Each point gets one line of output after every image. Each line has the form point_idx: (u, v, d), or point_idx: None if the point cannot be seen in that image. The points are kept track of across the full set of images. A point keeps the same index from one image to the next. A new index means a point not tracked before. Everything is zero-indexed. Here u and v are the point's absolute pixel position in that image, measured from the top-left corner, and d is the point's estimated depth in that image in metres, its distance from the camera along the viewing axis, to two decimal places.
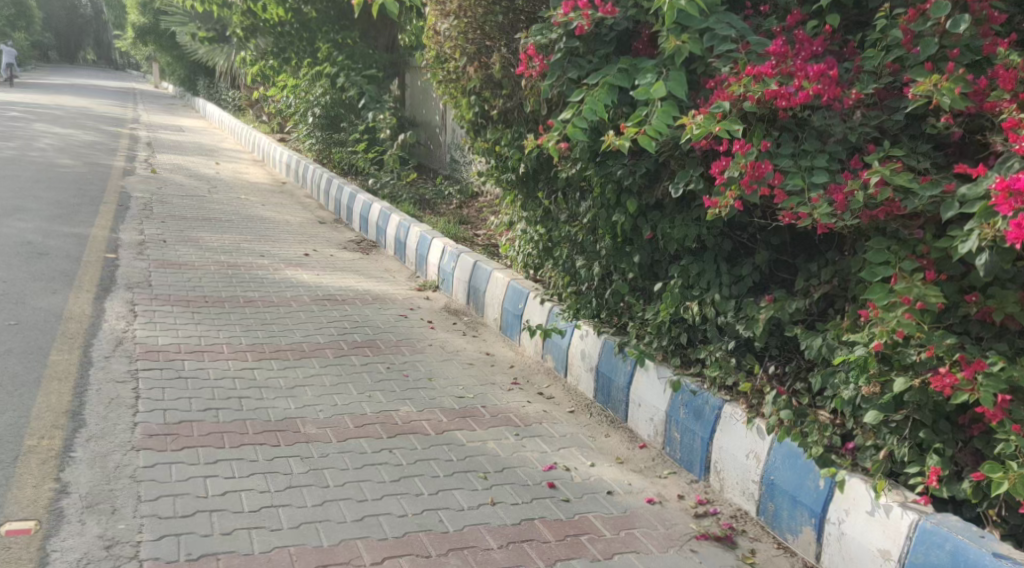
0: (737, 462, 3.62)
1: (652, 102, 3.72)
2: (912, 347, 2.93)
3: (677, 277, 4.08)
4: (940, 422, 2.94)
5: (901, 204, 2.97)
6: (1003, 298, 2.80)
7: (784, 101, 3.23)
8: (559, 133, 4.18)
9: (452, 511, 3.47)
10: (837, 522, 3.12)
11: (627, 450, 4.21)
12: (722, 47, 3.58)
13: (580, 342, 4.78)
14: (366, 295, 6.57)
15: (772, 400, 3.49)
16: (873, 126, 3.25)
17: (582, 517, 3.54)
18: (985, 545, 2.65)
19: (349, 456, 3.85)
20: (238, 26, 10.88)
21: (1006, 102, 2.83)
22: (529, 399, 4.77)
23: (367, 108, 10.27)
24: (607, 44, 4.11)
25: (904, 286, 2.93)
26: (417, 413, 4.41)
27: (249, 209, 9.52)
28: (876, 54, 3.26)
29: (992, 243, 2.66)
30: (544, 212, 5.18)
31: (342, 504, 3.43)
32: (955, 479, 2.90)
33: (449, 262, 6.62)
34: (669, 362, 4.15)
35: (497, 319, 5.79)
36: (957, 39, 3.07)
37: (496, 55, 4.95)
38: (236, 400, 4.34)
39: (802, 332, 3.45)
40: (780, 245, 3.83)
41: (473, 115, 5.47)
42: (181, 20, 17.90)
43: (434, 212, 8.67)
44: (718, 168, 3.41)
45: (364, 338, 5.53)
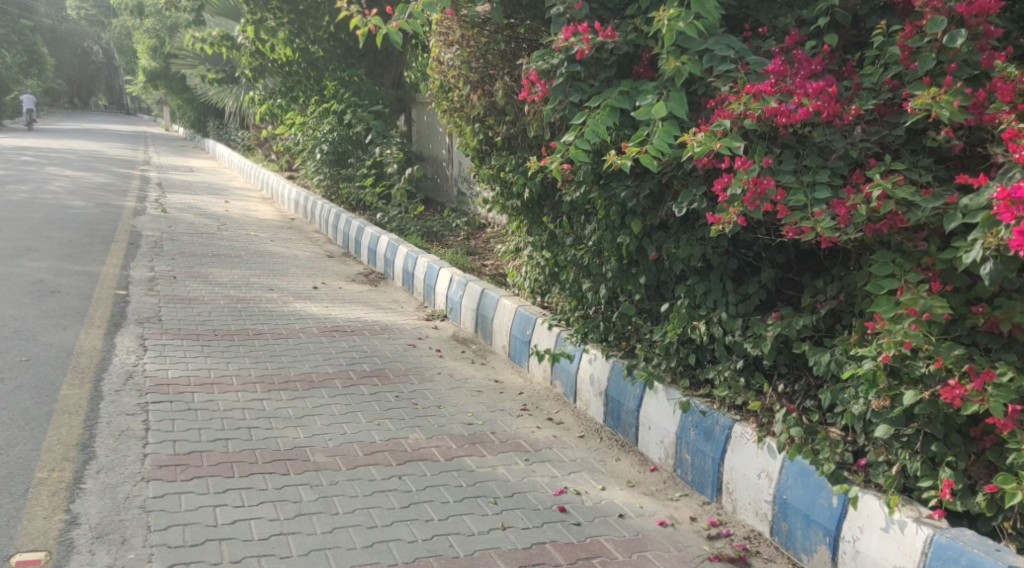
0: (749, 483, 3.59)
1: (654, 122, 3.76)
2: (920, 359, 2.92)
3: (683, 298, 4.08)
4: (953, 435, 2.92)
5: (904, 216, 2.99)
6: (1010, 309, 2.79)
7: (784, 118, 3.26)
8: (562, 156, 4.22)
9: (462, 536, 3.45)
10: (851, 540, 3.08)
11: (638, 473, 4.19)
12: (721, 67, 3.64)
13: (589, 366, 4.77)
14: (374, 325, 6.59)
15: (782, 418, 3.47)
16: (874, 141, 3.29)
17: (593, 540, 3.51)
18: (1002, 558, 2.62)
19: (358, 484, 3.84)
20: (246, 65, 11.04)
21: (1004, 113, 2.85)
22: (539, 424, 4.75)
23: (374, 143, 10.36)
24: (608, 68, 4.15)
25: (910, 297, 2.93)
26: (427, 440, 4.40)
27: (258, 244, 9.59)
28: (875, 72, 3.33)
29: (996, 253, 2.66)
30: (550, 237, 5.20)
31: (352, 531, 3.41)
32: (969, 492, 2.87)
33: (456, 291, 6.64)
34: (678, 383, 4.14)
35: (505, 347, 5.79)
36: (955, 54, 3.08)
37: (500, 83, 5.01)
38: (246, 430, 4.34)
39: (810, 349, 3.44)
40: (785, 264, 3.85)
41: (478, 142, 5.52)
42: (189, 61, 18.14)
43: (441, 244, 8.71)
44: (721, 186, 3.42)
45: (372, 367, 5.53)
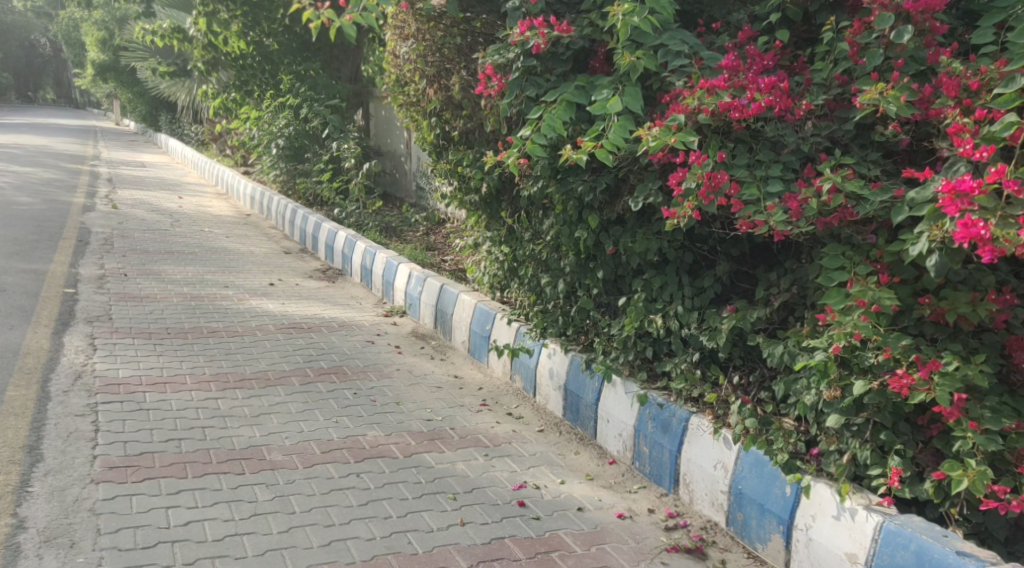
0: (706, 474, 3.63)
1: (609, 117, 3.78)
2: (869, 350, 2.98)
3: (640, 291, 4.11)
4: (901, 424, 2.98)
5: (853, 210, 3.04)
6: (955, 300, 2.85)
7: (738, 113, 3.29)
8: (519, 151, 4.21)
9: (421, 533, 3.43)
10: (804, 528, 3.14)
11: (596, 466, 4.21)
12: (676, 62, 3.65)
13: (548, 361, 4.78)
14: (331, 322, 6.53)
15: (737, 410, 3.51)
16: (825, 136, 3.33)
17: (552, 534, 3.52)
18: (949, 543, 2.69)
19: (315, 482, 3.80)
20: (198, 58, 10.86)
21: (949, 108, 2.90)
22: (498, 419, 4.75)
23: (331, 138, 10.25)
24: (564, 62, 4.16)
25: (859, 289, 2.98)
26: (385, 437, 4.37)
27: (212, 241, 9.43)
28: (825, 67, 3.37)
29: (941, 245, 2.72)
30: (508, 232, 5.20)
31: (309, 529, 3.38)
32: (917, 479, 2.94)
33: (415, 286, 6.61)
34: (635, 377, 4.17)
35: (465, 342, 5.78)
36: (902, 50, 3.14)
37: (456, 77, 4.98)
38: (199, 429, 4.27)
39: (764, 341, 3.48)
40: (740, 257, 3.90)
41: (435, 137, 5.49)
42: (140, 54, 17.74)
43: (400, 239, 8.66)
44: (675, 180, 3.45)
45: (330, 364, 5.48)
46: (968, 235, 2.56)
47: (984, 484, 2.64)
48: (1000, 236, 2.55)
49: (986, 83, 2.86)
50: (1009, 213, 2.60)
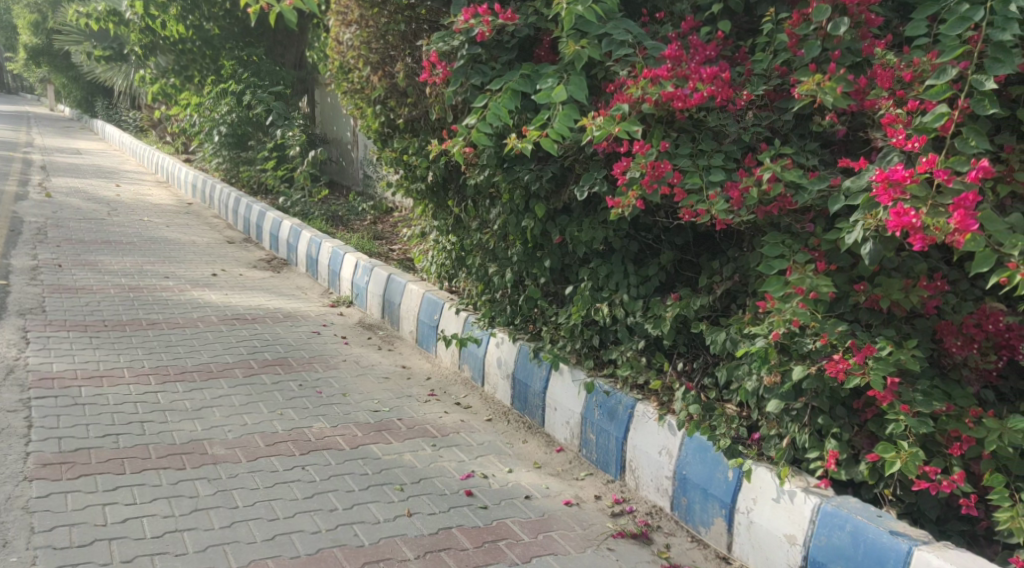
0: (651, 460, 3.67)
1: (554, 106, 3.76)
2: (808, 336, 3.04)
3: (587, 280, 4.12)
4: (837, 408, 3.05)
5: (792, 199, 3.11)
6: (889, 287, 2.93)
7: (681, 103, 3.32)
8: (465, 139, 4.17)
9: (367, 525, 3.40)
10: (745, 511, 3.20)
11: (544, 454, 4.23)
12: (620, 51, 3.65)
13: (496, 350, 4.80)
14: (277, 313, 6.43)
15: (681, 396, 3.57)
16: (765, 126, 3.40)
17: (499, 523, 3.52)
18: (883, 523, 2.77)
19: (258, 476, 3.75)
20: (135, 42, 10.55)
21: (884, 99, 2.97)
22: (447, 409, 4.74)
23: (276, 125, 10.06)
24: (509, 50, 4.15)
25: (797, 277, 3.03)
26: (331, 428, 4.33)
27: (152, 231, 9.21)
28: (765, 58, 3.41)
29: (875, 233, 2.79)
30: (456, 221, 5.17)
31: (252, 524, 3.33)
32: (853, 461, 3.02)
33: (362, 276, 6.54)
34: (583, 365, 4.20)
35: (413, 332, 5.75)
36: (839, 41, 3.20)
37: (401, 64, 4.91)
38: (138, 424, 4.17)
39: (707, 328, 3.52)
40: (684, 246, 3.94)
41: (380, 125, 5.40)
42: (75, 37, 17.14)
43: (347, 228, 8.56)
44: (620, 170, 3.46)
45: (275, 356, 5.40)
46: (901, 224, 2.62)
47: (916, 465, 2.72)
48: (931, 225, 2.62)
49: (920, 75, 2.92)
50: (939, 202, 2.66)
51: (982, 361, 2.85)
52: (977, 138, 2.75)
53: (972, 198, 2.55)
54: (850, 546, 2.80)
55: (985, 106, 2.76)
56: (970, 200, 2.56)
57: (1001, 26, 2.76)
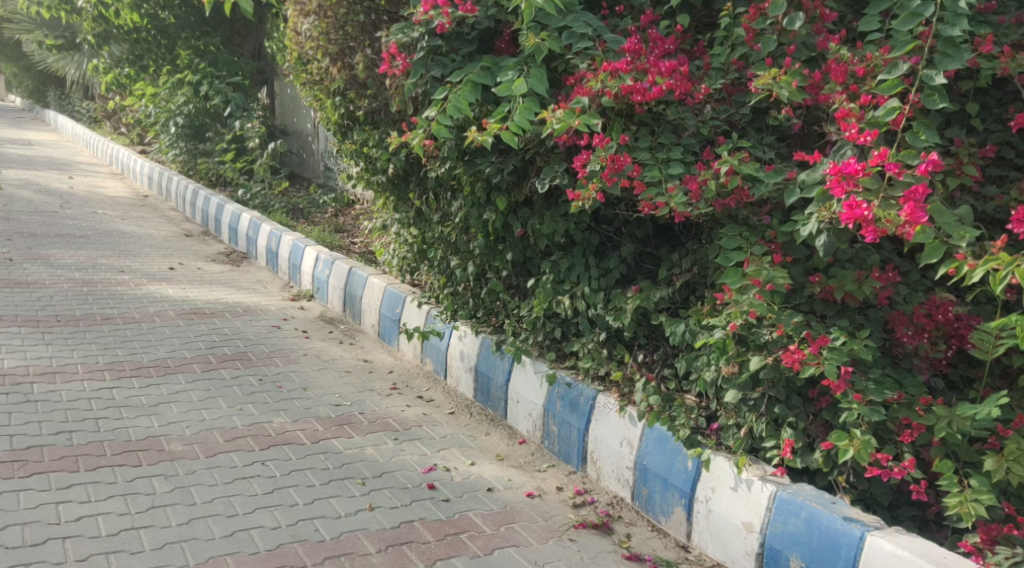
0: (612, 450, 3.70)
1: (514, 98, 3.75)
2: (765, 327, 3.08)
3: (549, 272, 4.13)
4: (793, 397, 3.10)
5: (749, 191, 3.16)
6: (843, 278, 2.98)
7: (640, 96, 3.34)
8: (425, 131, 4.14)
9: (328, 520, 3.39)
10: (704, 500, 3.24)
11: (506, 446, 4.24)
12: (580, 44, 3.67)
13: (458, 343, 4.80)
14: (236, 307, 6.35)
15: (642, 387, 3.60)
16: (723, 119, 3.44)
17: (461, 516, 3.53)
18: (837, 510, 2.83)
19: (217, 472, 3.70)
20: (88, 31, 10.35)
21: (837, 93, 3.00)
22: (409, 403, 4.72)
23: (234, 116, 9.91)
24: (470, 43, 4.15)
25: (754, 269, 3.07)
26: (292, 423, 4.29)
27: (106, 223, 9.03)
28: (723, 51, 3.45)
29: (829, 225, 2.84)
30: (417, 214, 5.15)
31: (210, 520, 3.29)
32: (808, 450, 3.06)
33: (324, 269, 6.48)
34: (544, 357, 4.22)
35: (374, 326, 5.73)
36: (794, 36, 3.24)
37: (360, 55, 4.85)
38: (92, 421, 4.09)
39: (667, 320, 3.56)
40: (644, 238, 3.97)
41: (339, 116, 5.35)
42: (25, 26, 16.63)
43: (308, 221, 8.46)
44: (580, 163, 3.48)
45: (234, 350, 5.33)
46: (854, 216, 2.67)
47: (869, 453, 2.76)
48: (882, 217, 2.66)
49: (872, 69, 2.97)
50: (891, 195, 2.72)
51: (932, 350, 2.92)
52: (926, 131, 2.81)
53: (922, 191, 2.61)
54: (805, 533, 2.85)
55: (934, 100, 2.82)
56: (920, 193, 2.62)
57: (951, 21, 2.82)
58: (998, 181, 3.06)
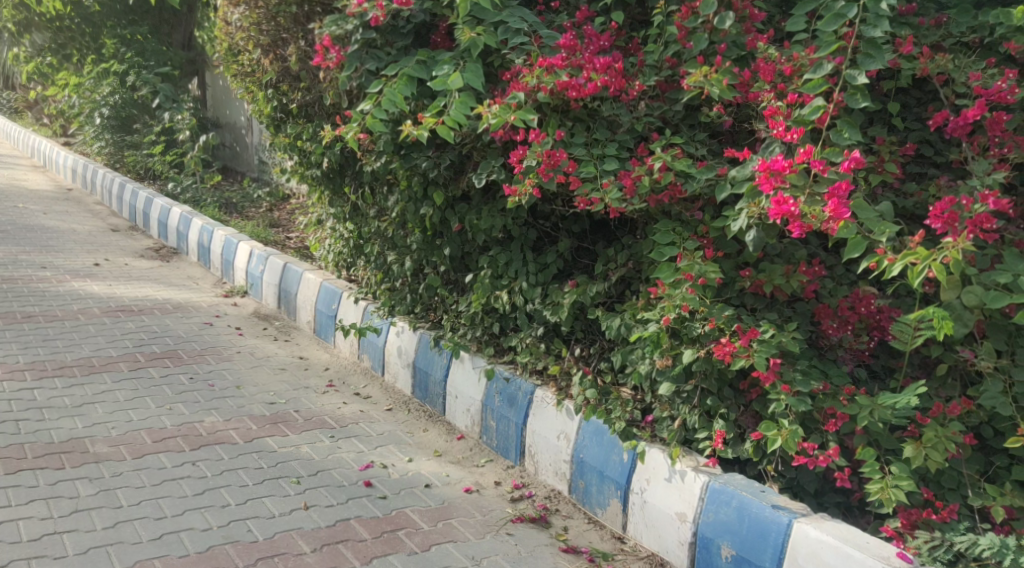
0: (549, 444, 3.73)
1: (450, 93, 3.73)
2: (697, 321, 3.13)
3: (486, 268, 4.12)
4: (725, 389, 3.16)
5: (682, 187, 3.20)
6: (771, 272, 3.06)
7: (575, 92, 3.37)
8: (359, 125, 4.07)
9: (261, 520, 3.33)
10: (639, 491, 3.29)
11: (445, 442, 4.23)
12: (516, 40, 3.68)
13: (396, 339, 4.77)
14: (165, 304, 6.18)
15: (579, 381, 3.63)
16: (657, 116, 3.49)
17: (398, 513, 3.50)
18: (766, 498, 2.90)
19: (145, 474, 3.61)
20: (8, 18, 10.30)
21: (766, 92, 3.08)
22: (345, 400, 4.67)
23: (163, 108, 9.69)
24: (404, 36, 4.12)
25: (687, 263, 3.13)
26: (224, 422, 4.20)
27: (27, 218, 8.69)
28: (656, 49, 3.49)
29: (758, 221, 2.89)
30: (353, 208, 5.09)
31: (138, 523, 3.20)
32: (739, 440, 3.13)
33: (258, 265, 6.36)
34: (483, 352, 4.23)
35: (310, 322, 5.65)
36: (725, 35, 3.28)
37: (293, 47, 4.77)
38: (12, 423, 3.94)
39: (603, 314, 3.58)
40: (581, 233, 4.00)
41: (271, 109, 5.25)
42: None
43: (241, 216, 8.27)
44: (516, 158, 3.47)
45: (163, 348, 5.20)
46: (782, 212, 2.72)
47: (796, 442, 2.83)
48: (808, 213, 2.73)
49: (798, 69, 3.05)
50: (816, 191, 2.79)
51: (856, 342, 3.02)
52: (849, 130, 2.89)
53: (845, 187, 2.68)
54: (735, 522, 2.91)
55: (857, 99, 2.89)
56: (843, 190, 2.69)
57: (873, 22, 2.91)
58: (917, 178, 3.17)
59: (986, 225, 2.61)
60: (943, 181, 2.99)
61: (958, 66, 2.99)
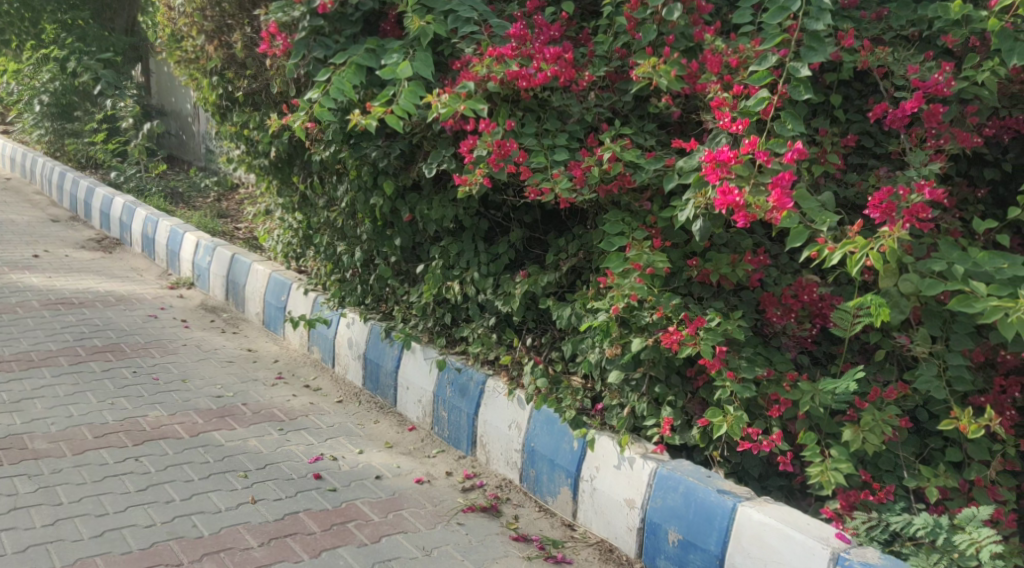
0: (501, 434, 3.75)
1: (399, 82, 3.69)
2: (645, 310, 3.16)
3: (438, 258, 4.10)
4: (673, 376, 3.21)
5: (631, 177, 3.22)
6: (718, 261, 3.11)
7: (525, 82, 3.35)
8: (306, 114, 4.02)
9: (207, 515, 3.28)
10: (589, 479, 3.32)
11: (396, 433, 4.21)
12: (466, 29, 3.67)
13: (346, 330, 4.73)
14: (108, 296, 6.04)
15: (530, 370, 3.64)
16: (606, 107, 3.52)
17: (348, 505, 3.48)
18: (712, 483, 2.95)
19: (87, 470, 3.53)
20: None
21: (713, 83, 3.10)
22: (295, 392, 4.62)
23: (105, 95, 9.46)
24: (353, 24, 4.07)
25: (636, 253, 3.15)
26: (169, 416, 4.12)
27: None
28: (606, 40, 3.52)
29: (705, 211, 2.93)
30: (301, 198, 5.03)
31: (79, 520, 3.14)
32: (686, 427, 3.18)
33: (204, 256, 6.24)
34: (434, 343, 4.22)
35: (259, 314, 5.57)
36: (673, 26, 3.31)
37: (238, 34, 4.72)
38: None
39: (554, 303, 3.60)
40: (532, 223, 4.01)
41: (217, 97, 5.16)
42: None
43: (187, 206, 8.10)
44: (466, 148, 3.46)
45: (105, 342, 5.08)
46: (727, 202, 2.77)
47: (741, 428, 2.89)
48: (752, 203, 2.77)
49: (744, 61, 3.08)
50: (760, 181, 2.83)
51: (799, 329, 3.09)
52: (793, 121, 2.95)
53: (788, 177, 2.73)
54: (682, 507, 2.96)
55: (800, 91, 2.96)
56: (786, 180, 2.74)
57: (815, 16, 2.98)
58: (859, 169, 3.25)
59: (922, 215, 2.68)
60: (882, 171, 3.07)
61: (896, 59, 3.07)
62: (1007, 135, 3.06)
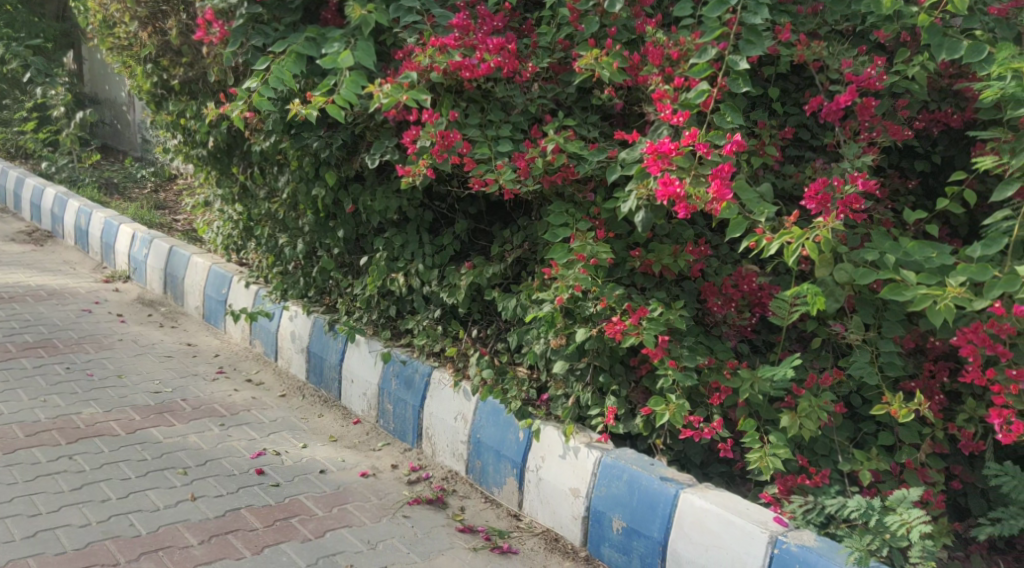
0: (446, 426, 3.74)
1: (341, 71, 3.62)
2: (589, 300, 3.18)
3: (382, 250, 4.07)
4: (617, 365, 3.24)
5: (575, 168, 3.23)
6: (660, 252, 3.15)
7: (468, 72, 3.34)
8: (245, 103, 3.93)
9: (145, 513, 3.20)
10: (535, 469, 3.34)
11: (340, 427, 4.17)
12: (407, 18, 3.60)
13: (289, 323, 4.66)
14: (39, 290, 5.84)
15: (476, 361, 3.64)
16: (550, 98, 3.53)
17: (292, 500, 3.44)
18: (655, 471, 2.99)
19: (17, 470, 3.41)
20: None
21: (654, 75, 3.15)
22: (236, 387, 4.54)
23: (34, 83, 9.13)
24: (292, 11, 4.01)
25: (580, 244, 3.16)
26: (104, 414, 4.01)
27: None
28: (549, 31, 3.51)
29: (648, 202, 2.93)
30: (241, 190, 4.93)
31: (9, 522, 3.03)
32: (630, 415, 3.22)
33: (141, 249, 6.08)
34: (379, 335, 4.19)
35: (199, 307, 5.45)
36: (615, 18, 3.34)
37: (173, 20, 4.60)
38: None
39: (499, 295, 3.59)
40: (477, 214, 4.01)
41: (151, 86, 5.01)
42: None
43: (123, 197, 7.87)
44: (409, 138, 3.42)
45: (36, 337, 4.91)
46: (669, 193, 2.77)
47: (683, 416, 2.93)
48: (693, 194, 2.80)
49: (685, 53, 3.14)
50: (701, 172, 2.87)
51: (739, 318, 3.14)
52: (732, 113, 3.00)
53: (728, 168, 2.79)
54: (626, 494, 2.99)
55: (739, 84, 3.00)
56: (726, 171, 2.80)
57: (753, 9, 3.02)
58: (796, 161, 3.33)
59: (856, 205, 2.75)
60: (818, 163, 3.13)
61: (831, 53, 3.11)
62: (937, 128, 3.15)
